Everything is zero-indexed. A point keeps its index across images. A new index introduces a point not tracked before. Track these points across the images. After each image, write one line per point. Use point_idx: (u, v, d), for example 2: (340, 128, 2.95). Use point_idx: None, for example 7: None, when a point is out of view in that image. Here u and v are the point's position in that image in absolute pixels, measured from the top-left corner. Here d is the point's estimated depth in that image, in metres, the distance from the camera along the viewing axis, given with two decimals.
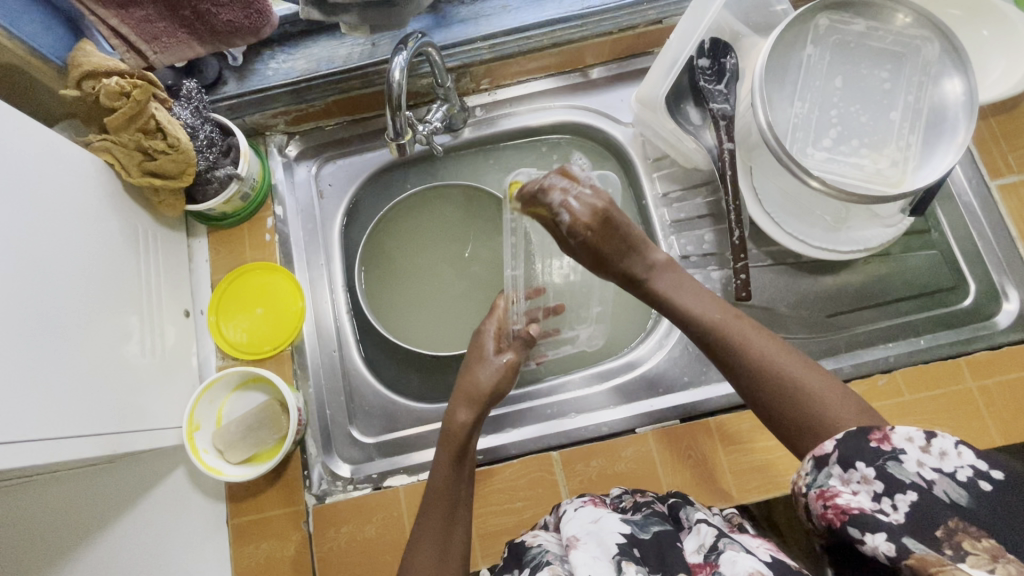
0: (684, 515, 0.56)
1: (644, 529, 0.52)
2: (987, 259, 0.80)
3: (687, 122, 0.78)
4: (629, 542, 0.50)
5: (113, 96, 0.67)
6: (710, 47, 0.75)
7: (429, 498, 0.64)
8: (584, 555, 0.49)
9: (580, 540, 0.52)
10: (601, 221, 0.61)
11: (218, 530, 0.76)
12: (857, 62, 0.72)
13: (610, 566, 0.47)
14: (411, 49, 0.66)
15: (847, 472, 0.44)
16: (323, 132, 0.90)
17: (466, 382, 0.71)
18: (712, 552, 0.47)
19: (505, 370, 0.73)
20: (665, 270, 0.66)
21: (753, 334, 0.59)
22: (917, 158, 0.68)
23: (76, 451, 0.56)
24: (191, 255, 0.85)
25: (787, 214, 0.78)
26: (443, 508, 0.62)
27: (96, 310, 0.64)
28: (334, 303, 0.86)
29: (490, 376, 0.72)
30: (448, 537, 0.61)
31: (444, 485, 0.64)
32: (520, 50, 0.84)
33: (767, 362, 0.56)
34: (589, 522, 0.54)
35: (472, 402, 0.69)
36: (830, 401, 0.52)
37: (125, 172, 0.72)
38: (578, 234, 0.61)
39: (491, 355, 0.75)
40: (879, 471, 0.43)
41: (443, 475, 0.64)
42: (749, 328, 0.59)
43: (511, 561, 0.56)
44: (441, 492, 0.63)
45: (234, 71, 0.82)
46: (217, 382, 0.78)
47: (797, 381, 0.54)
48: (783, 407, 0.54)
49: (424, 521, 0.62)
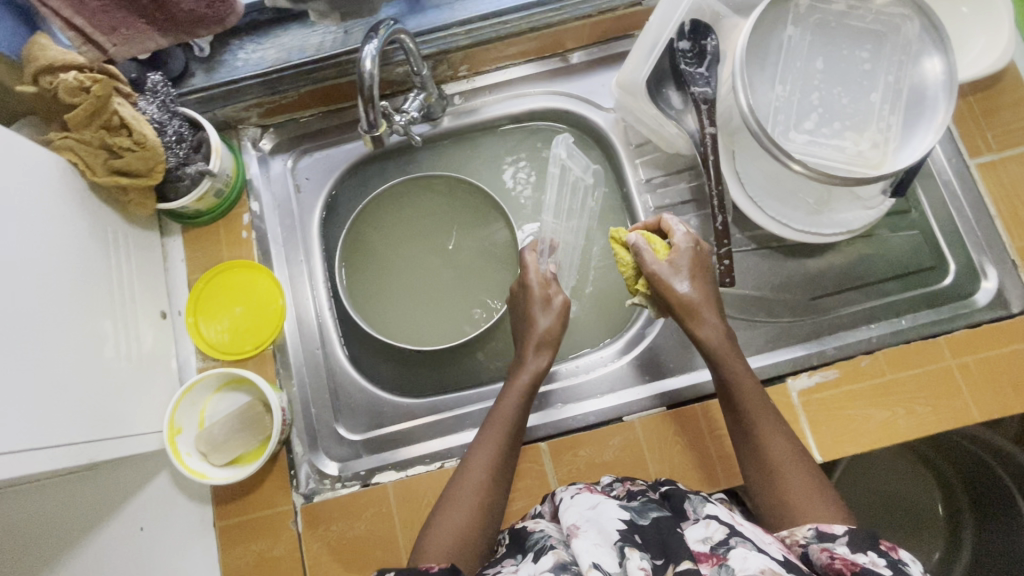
0: (690, 507, 0.54)
1: (643, 515, 0.52)
2: (966, 238, 0.80)
3: (668, 108, 0.77)
4: (630, 529, 0.50)
5: (72, 91, 0.64)
6: (690, 29, 0.73)
7: (495, 416, 0.69)
8: (585, 542, 0.49)
9: (580, 527, 0.52)
10: (701, 250, 0.71)
11: (205, 532, 0.75)
12: (838, 42, 0.70)
13: (612, 553, 0.48)
14: (382, 37, 0.64)
15: (854, 552, 0.47)
16: (298, 124, 0.88)
17: (525, 328, 0.76)
18: (721, 545, 0.48)
19: (554, 315, 0.75)
20: (723, 336, 0.67)
21: (773, 431, 0.62)
22: (898, 140, 0.68)
23: (48, 461, 0.54)
24: (166, 255, 0.83)
25: (769, 197, 0.78)
26: (498, 437, 0.68)
27: (67, 315, 0.62)
28: (316, 299, 0.84)
29: (548, 321, 0.75)
30: (502, 455, 0.67)
31: (509, 413, 0.69)
32: (497, 36, 0.82)
33: (771, 460, 0.61)
34: (588, 509, 0.55)
35: (536, 343, 0.74)
36: (813, 507, 0.56)
37: (89, 171, 0.68)
38: (693, 241, 0.70)
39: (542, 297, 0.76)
40: (889, 564, 0.45)
41: (511, 408, 0.70)
42: (772, 423, 0.63)
43: (513, 547, 0.57)
44: (505, 419, 0.69)
45: (202, 62, 0.80)
46: (198, 383, 0.76)
47: (789, 479, 0.59)
48: (768, 494, 0.59)
49: (486, 435, 0.68)
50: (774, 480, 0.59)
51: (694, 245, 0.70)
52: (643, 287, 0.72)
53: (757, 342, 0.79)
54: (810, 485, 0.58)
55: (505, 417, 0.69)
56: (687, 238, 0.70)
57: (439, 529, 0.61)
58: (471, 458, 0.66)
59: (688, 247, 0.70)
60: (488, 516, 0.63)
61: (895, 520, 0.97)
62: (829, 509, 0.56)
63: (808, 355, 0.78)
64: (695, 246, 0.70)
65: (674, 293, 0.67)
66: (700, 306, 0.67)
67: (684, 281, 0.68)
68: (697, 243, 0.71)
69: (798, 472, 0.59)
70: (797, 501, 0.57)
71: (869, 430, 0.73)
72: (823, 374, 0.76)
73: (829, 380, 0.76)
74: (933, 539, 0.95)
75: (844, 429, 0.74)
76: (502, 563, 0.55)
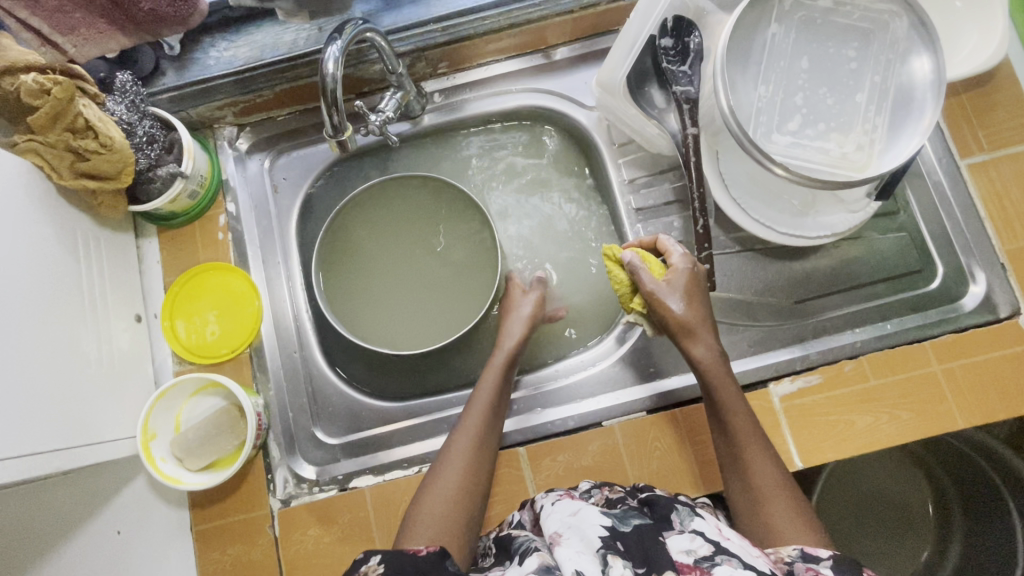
0: (676, 519, 0.53)
1: (624, 522, 0.52)
2: (955, 241, 0.79)
3: (650, 107, 0.75)
4: (612, 535, 0.50)
5: (32, 94, 0.62)
6: (673, 26, 0.71)
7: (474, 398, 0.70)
8: (568, 550, 0.49)
9: (563, 536, 0.51)
10: (699, 273, 0.70)
11: (182, 536, 0.75)
12: (822, 40, 0.68)
13: (595, 560, 0.47)
14: (347, 37, 0.62)
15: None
16: (274, 123, 0.86)
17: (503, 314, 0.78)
18: (705, 560, 0.46)
19: (534, 304, 0.78)
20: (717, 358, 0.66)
21: (757, 451, 0.62)
22: (883, 142, 0.66)
23: (17, 473, 0.53)
24: (141, 257, 0.82)
25: (753, 199, 0.76)
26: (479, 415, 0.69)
27: (38, 324, 0.61)
28: (294, 301, 0.83)
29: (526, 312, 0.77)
30: (486, 434, 0.68)
31: (489, 393, 0.71)
32: (476, 32, 0.80)
33: (752, 477, 0.60)
34: (569, 515, 0.54)
35: (515, 329, 0.76)
36: (793, 528, 0.55)
37: (54, 173, 0.66)
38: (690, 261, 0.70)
39: (518, 300, 0.79)
40: None
41: (489, 390, 0.71)
42: (757, 443, 0.62)
43: (502, 555, 0.57)
44: (484, 400, 0.70)
45: (172, 61, 0.78)
46: (172, 389, 0.75)
47: (770, 498, 0.58)
48: (747, 511, 0.59)
49: (467, 415, 0.69)
50: (755, 499, 0.59)
51: (692, 266, 0.70)
52: (639, 305, 0.71)
53: (739, 346, 0.78)
54: (790, 504, 0.57)
55: (485, 397, 0.70)
56: (684, 260, 0.69)
57: (423, 507, 0.61)
58: (454, 438, 0.67)
59: (684, 268, 0.69)
60: (473, 496, 0.64)
61: (881, 522, 0.96)
62: (810, 529, 0.55)
63: (790, 359, 0.77)
64: (690, 269, 0.69)
65: (668, 313, 0.67)
66: (696, 326, 0.66)
67: (679, 301, 0.67)
68: (691, 267, 0.69)
69: (779, 490, 0.58)
70: (775, 519, 0.56)
71: (850, 436, 0.73)
72: (805, 379, 0.75)
73: (811, 386, 0.75)
74: (918, 542, 0.95)
75: (826, 436, 0.73)
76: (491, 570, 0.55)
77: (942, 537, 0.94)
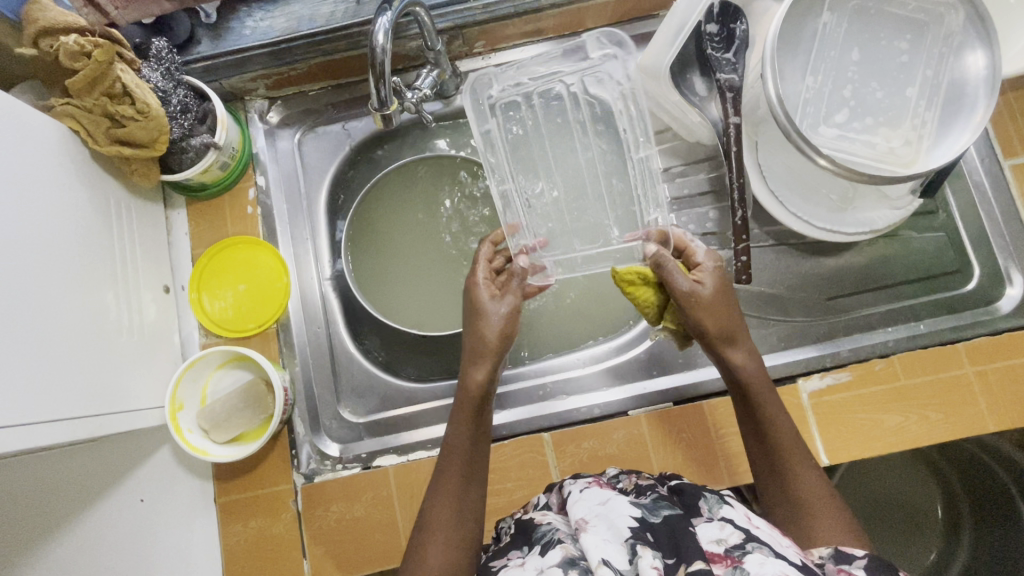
0: (703, 506, 0.52)
1: (654, 513, 0.50)
2: (993, 243, 0.78)
3: (691, 95, 0.73)
4: (641, 525, 0.48)
5: (73, 55, 0.62)
6: (719, 12, 0.70)
7: (449, 455, 0.62)
8: (595, 537, 0.48)
9: (590, 523, 0.50)
10: (724, 275, 0.67)
11: (206, 508, 0.75)
12: (876, 30, 0.66)
13: (623, 549, 0.46)
14: (396, 9, 0.61)
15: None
16: (306, 97, 0.85)
17: (471, 339, 0.67)
18: (736, 548, 0.46)
19: (509, 315, 0.67)
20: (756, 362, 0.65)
21: (798, 452, 0.61)
22: (932, 138, 0.65)
23: (47, 437, 0.53)
24: (170, 228, 0.82)
25: (792, 193, 0.75)
26: (457, 463, 0.61)
27: (71, 290, 0.61)
28: (321, 278, 0.83)
29: (496, 325, 0.67)
30: (464, 487, 0.60)
31: (463, 436, 0.63)
32: (515, 12, 0.78)
33: (796, 476, 0.59)
34: (598, 505, 0.53)
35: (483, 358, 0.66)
36: (835, 529, 0.54)
37: (91, 139, 0.66)
38: (712, 269, 0.67)
39: (487, 305, 0.68)
40: None
41: (463, 435, 0.63)
42: (800, 445, 0.61)
43: (519, 539, 0.55)
44: (460, 450, 0.62)
45: (208, 29, 0.77)
46: (200, 360, 0.75)
47: (811, 497, 0.57)
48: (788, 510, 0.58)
49: (442, 473, 0.61)
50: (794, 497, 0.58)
51: (716, 270, 0.67)
52: (672, 322, 0.70)
53: (768, 341, 0.77)
54: (837, 510, 0.56)
55: (462, 440, 0.62)
56: (710, 258, 0.68)
57: None
58: (432, 499, 0.59)
59: (713, 266, 0.67)
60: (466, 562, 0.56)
61: (893, 518, 0.96)
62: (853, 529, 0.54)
63: (820, 356, 0.76)
64: (714, 271, 0.67)
65: (710, 318, 0.64)
66: (737, 329, 0.65)
67: (717, 302, 0.65)
68: (716, 273, 0.66)
69: (823, 495, 0.57)
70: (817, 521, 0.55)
71: (878, 435, 0.72)
72: (834, 376, 0.74)
73: (841, 383, 0.74)
74: (928, 540, 0.95)
75: (853, 434, 0.72)
76: (508, 555, 0.53)
77: (951, 535, 0.94)
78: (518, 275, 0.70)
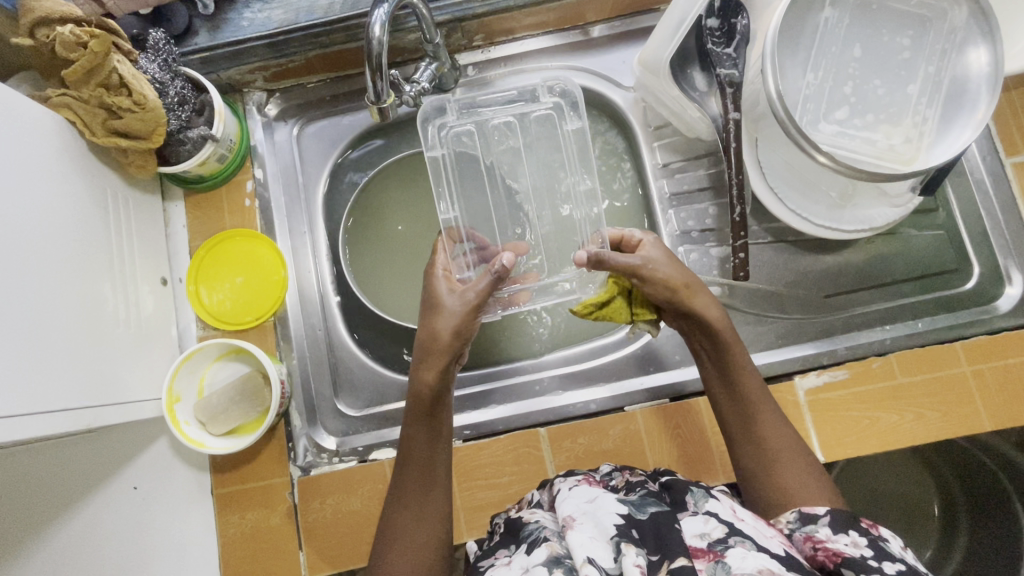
0: (690, 499, 0.52)
1: (641, 510, 0.50)
2: (994, 242, 0.77)
3: (691, 88, 0.73)
4: (627, 523, 0.48)
5: (69, 46, 0.61)
6: (720, 7, 0.69)
7: (408, 461, 0.61)
8: (580, 535, 0.48)
9: (576, 521, 0.50)
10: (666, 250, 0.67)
11: (202, 499, 0.76)
12: (878, 27, 0.66)
13: (608, 547, 0.46)
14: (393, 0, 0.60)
15: (834, 533, 0.48)
16: (305, 90, 0.85)
17: (424, 335, 0.63)
18: (719, 542, 0.46)
19: (464, 311, 0.62)
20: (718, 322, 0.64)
21: (768, 426, 0.60)
22: (933, 134, 0.64)
23: (46, 427, 0.54)
24: (167, 220, 0.82)
25: (790, 189, 0.74)
26: (418, 470, 0.60)
27: (68, 281, 0.61)
28: (318, 272, 0.82)
29: (450, 317, 0.62)
30: (426, 494, 0.60)
31: (420, 444, 0.61)
32: (515, 5, 0.77)
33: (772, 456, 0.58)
34: (585, 502, 0.52)
35: (434, 359, 0.62)
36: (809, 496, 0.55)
37: (87, 131, 0.66)
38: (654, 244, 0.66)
39: (446, 298, 0.64)
40: (869, 541, 0.46)
41: (420, 439, 0.61)
42: (769, 419, 0.60)
43: (508, 538, 0.56)
44: (418, 459, 0.61)
45: (206, 20, 0.76)
46: (198, 352, 0.75)
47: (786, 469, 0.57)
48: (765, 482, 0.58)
49: (401, 481, 0.60)
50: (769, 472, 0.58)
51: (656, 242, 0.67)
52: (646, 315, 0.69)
53: (766, 338, 0.77)
54: (817, 481, 0.56)
55: (421, 450, 0.61)
56: (648, 236, 0.67)
57: None
58: (394, 508, 0.60)
59: (654, 241, 0.66)
60: (435, 563, 0.58)
61: (890, 516, 0.96)
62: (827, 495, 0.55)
63: (817, 353, 0.76)
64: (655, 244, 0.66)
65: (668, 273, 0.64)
66: (694, 284, 0.64)
67: (670, 260, 0.65)
68: (658, 244, 0.66)
69: (801, 468, 0.57)
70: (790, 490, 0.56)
71: (874, 432, 0.72)
72: (831, 373, 0.74)
73: (838, 380, 0.74)
74: (923, 539, 0.95)
75: (849, 431, 0.72)
76: (496, 555, 0.54)
77: (946, 533, 0.94)
78: (499, 276, 0.63)
